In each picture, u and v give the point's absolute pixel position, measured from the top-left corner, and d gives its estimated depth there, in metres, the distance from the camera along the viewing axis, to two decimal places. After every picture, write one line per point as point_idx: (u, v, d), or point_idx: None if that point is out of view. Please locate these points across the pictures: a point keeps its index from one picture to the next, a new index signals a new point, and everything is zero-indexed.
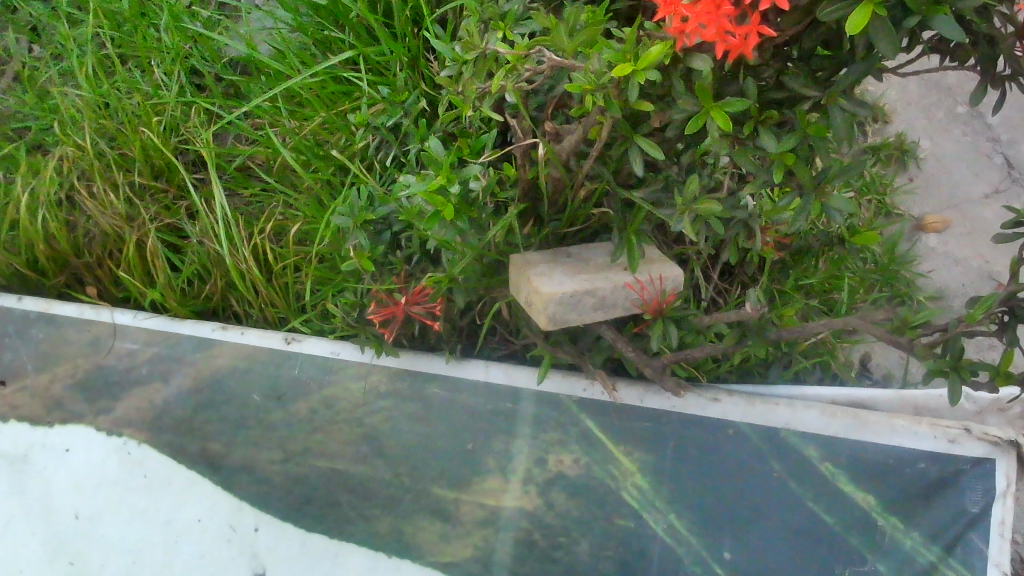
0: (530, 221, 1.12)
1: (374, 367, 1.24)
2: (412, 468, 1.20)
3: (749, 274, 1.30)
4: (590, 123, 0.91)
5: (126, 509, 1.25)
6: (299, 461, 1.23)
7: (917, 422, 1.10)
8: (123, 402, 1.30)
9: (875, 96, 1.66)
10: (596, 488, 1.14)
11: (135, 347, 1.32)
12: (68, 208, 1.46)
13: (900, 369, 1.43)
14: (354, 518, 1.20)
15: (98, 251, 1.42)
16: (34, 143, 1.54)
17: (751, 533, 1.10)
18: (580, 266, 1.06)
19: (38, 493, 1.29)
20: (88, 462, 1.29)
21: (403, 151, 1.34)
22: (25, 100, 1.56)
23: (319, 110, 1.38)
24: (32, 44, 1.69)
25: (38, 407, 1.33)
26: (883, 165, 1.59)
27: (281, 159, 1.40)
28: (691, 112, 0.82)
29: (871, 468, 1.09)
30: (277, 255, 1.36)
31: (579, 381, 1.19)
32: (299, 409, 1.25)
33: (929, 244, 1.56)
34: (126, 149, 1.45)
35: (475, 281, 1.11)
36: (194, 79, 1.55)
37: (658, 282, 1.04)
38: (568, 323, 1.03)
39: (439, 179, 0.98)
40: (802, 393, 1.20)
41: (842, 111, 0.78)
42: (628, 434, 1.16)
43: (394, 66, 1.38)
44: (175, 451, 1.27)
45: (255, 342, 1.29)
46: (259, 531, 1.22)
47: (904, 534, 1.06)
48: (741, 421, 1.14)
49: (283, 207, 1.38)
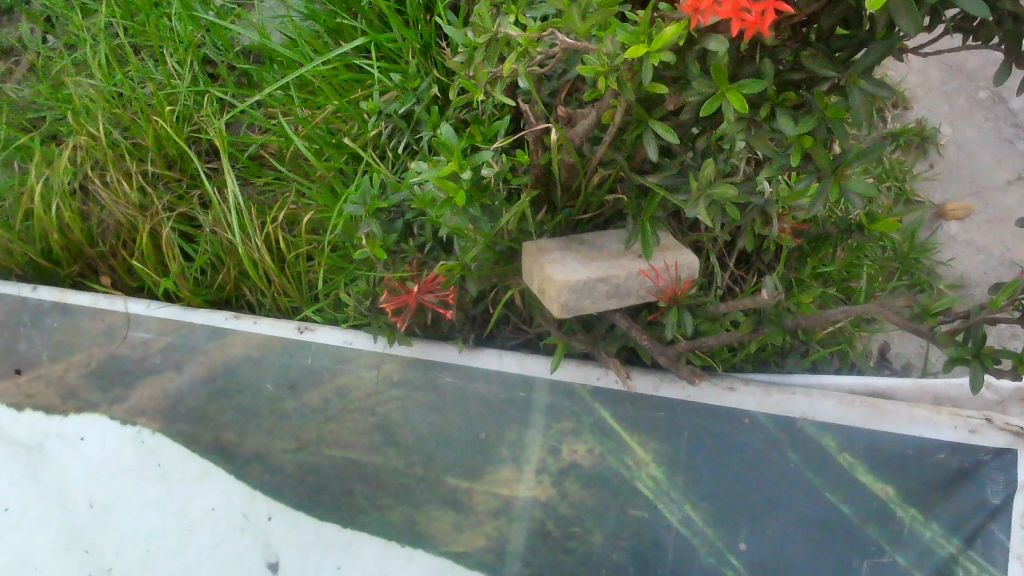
0: (542, 208, 1.11)
1: (386, 356, 1.23)
2: (425, 457, 1.19)
3: (766, 261, 1.28)
4: (603, 107, 0.90)
5: (140, 497, 1.26)
6: (312, 450, 1.23)
7: (937, 411, 1.08)
8: (137, 391, 1.30)
9: (895, 81, 1.63)
10: (610, 478, 1.13)
11: (149, 337, 1.33)
12: (82, 198, 1.46)
13: (920, 359, 1.40)
14: (367, 508, 1.19)
15: (111, 240, 1.42)
16: (47, 133, 1.55)
17: (768, 523, 1.08)
18: (593, 253, 1.05)
19: (53, 482, 1.29)
20: (103, 450, 1.29)
21: (415, 139, 1.33)
22: (38, 90, 1.56)
23: (331, 98, 1.37)
24: (46, 34, 1.69)
25: (53, 396, 1.33)
26: (903, 152, 1.56)
27: (293, 148, 1.39)
28: (706, 95, 0.80)
29: (888, 458, 1.07)
30: (289, 243, 1.35)
31: (593, 369, 1.18)
32: (312, 398, 1.25)
33: (950, 232, 1.54)
34: (139, 138, 1.45)
35: (487, 268, 1.10)
36: (207, 68, 1.55)
37: (674, 269, 1.03)
38: (580, 311, 1.02)
39: (451, 166, 0.97)
40: (820, 381, 1.18)
41: (862, 92, 0.76)
42: (643, 423, 1.15)
43: (406, 53, 1.37)
44: (188, 439, 1.27)
45: (268, 331, 1.29)
46: (272, 521, 1.21)
47: (923, 526, 1.04)
48: (757, 411, 1.12)
49: (296, 195, 1.37)
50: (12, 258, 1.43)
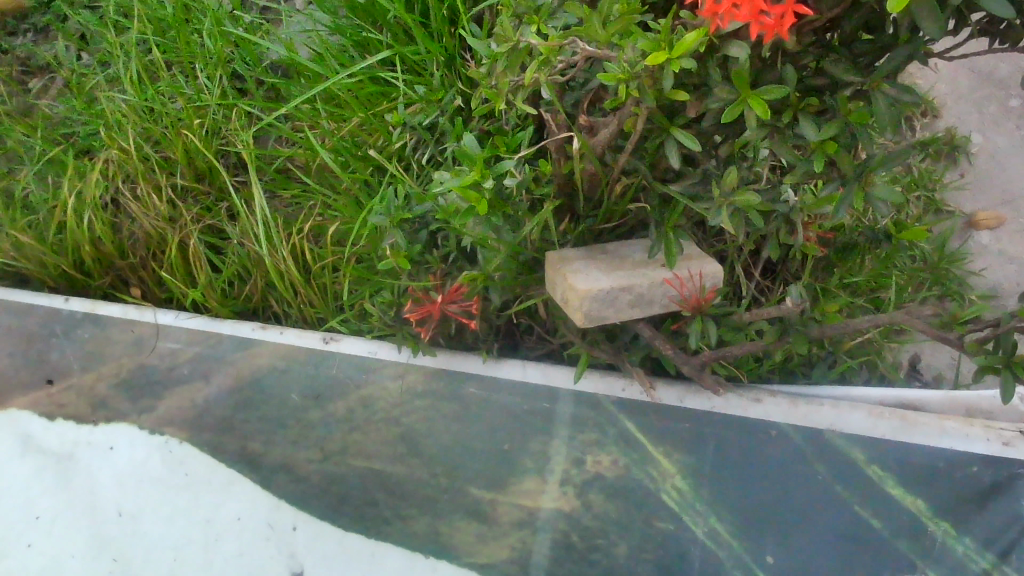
0: (565, 218, 1.11)
1: (410, 367, 1.22)
2: (449, 468, 1.20)
3: (792, 271, 1.26)
4: (624, 115, 0.90)
5: (169, 506, 1.28)
6: (336, 461, 1.24)
7: (969, 423, 1.07)
8: (166, 401, 1.32)
9: (924, 88, 1.60)
10: (635, 490, 1.13)
11: (177, 347, 1.32)
12: (113, 210, 1.48)
13: (951, 370, 1.38)
14: (391, 518, 1.20)
15: (141, 252, 1.44)
16: (81, 147, 1.57)
17: (795, 537, 1.08)
18: (615, 262, 1.04)
19: (83, 490, 1.31)
20: (131, 459, 1.31)
21: (439, 150, 1.34)
22: (73, 105, 1.59)
23: (356, 111, 1.39)
24: (80, 51, 1.73)
25: (84, 406, 1.35)
26: (933, 160, 1.54)
27: (320, 160, 1.40)
28: (728, 101, 0.80)
29: (920, 472, 1.05)
30: (315, 255, 1.35)
31: (618, 381, 1.15)
32: (337, 409, 1.25)
33: (981, 241, 1.51)
34: (170, 153, 1.47)
35: (511, 278, 1.10)
36: (236, 83, 1.58)
37: (698, 278, 1.02)
38: (603, 320, 1.02)
39: (474, 174, 0.96)
40: (848, 393, 1.16)
41: (886, 96, 0.75)
42: (667, 435, 1.13)
43: (431, 65, 1.39)
44: (215, 449, 1.29)
45: (294, 341, 1.28)
46: (297, 531, 1.23)
47: (955, 541, 1.03)
48: (784, 422, 1.10)
49: (322, 208, 1.39)
50: (46, 270, 1.45)
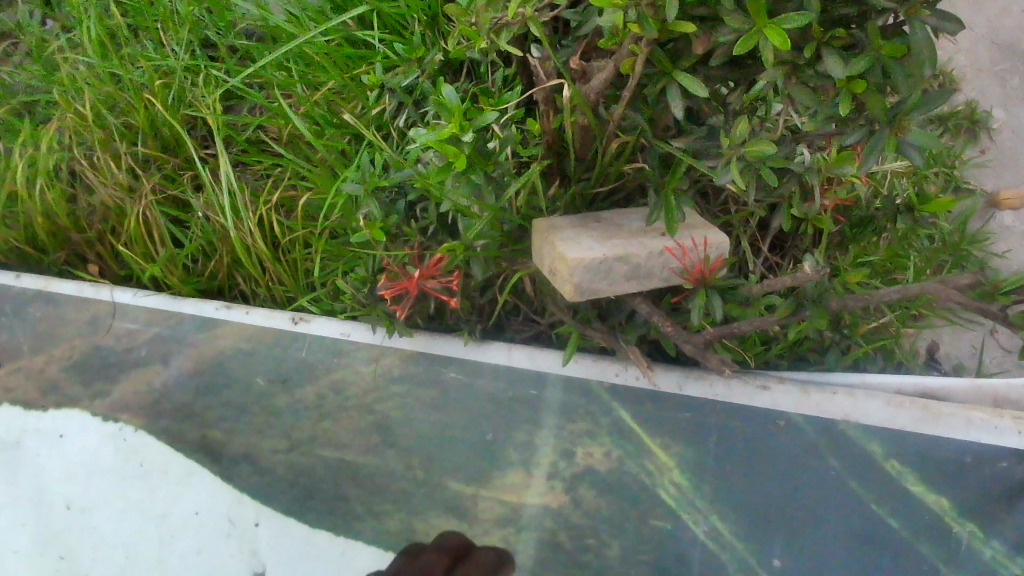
0: (554, 182, 1.01)
1: (385, 349, 1.11)
2: (427, 460, 1.09)
3: (803, 248, 1.15)
4: (621, 56, 0.79)
5: (120, 500, 1.17)
6: (304, 451, 1.13)
7: (999, 413, 0.95)
8: (120, 385, 1.21)
9: (943, 61, 1.51)
10: (629, 484, 1.02)
11: (134, 328, 1.22)
12: (70, 181, 1.37)
13: (972, 360, 1.28)
14: (362, 514, 1.10)
15: (99, 226, 1.34)
16: (40, 116, 1.47)
17: (806, 538, 0.98)
18: (610, 230, 0.94)
19: (29, 481, 1.21)
20: (81, 449, 1.20)
21: (420, 115, 1.24)
22: (32, 72, 1.48)
23: (332, 74, 1.28)
24: (45, 17, 1.63)
25: (33, 391, 1.24)
26: (951, 136, 1.45)
27: (292, 127, 1.30)
28: (739, 33, 0.70)
29: (943, 468, 0.95)
30: (285, 228, 1.26)
31: (611, 364, 1.05)
32: (306, 394, 1.14)
33: (1004, 222, 1.41)
34: (132, 119, 1.37)
35: (494, 250, 0.99)
36: (207, 48, 1.47)
37: (702, 247, 0.92)
38: (596, 294, 0.91)
39: (450, 127, 0.87)
40: (863, 380, 1.06)
41: (924, 26, 0.65)
42: (664, 425, 1.03)
43: (411, 21, 1.28)
44: (173, 438, 1.18)
45: (260, 321, 1.17)
46: (259, 527, 1.13)
47: (982, 543, 0.95)
48: (794, 412, 0.99)
49: (294, 179, 1.28)
50: None
